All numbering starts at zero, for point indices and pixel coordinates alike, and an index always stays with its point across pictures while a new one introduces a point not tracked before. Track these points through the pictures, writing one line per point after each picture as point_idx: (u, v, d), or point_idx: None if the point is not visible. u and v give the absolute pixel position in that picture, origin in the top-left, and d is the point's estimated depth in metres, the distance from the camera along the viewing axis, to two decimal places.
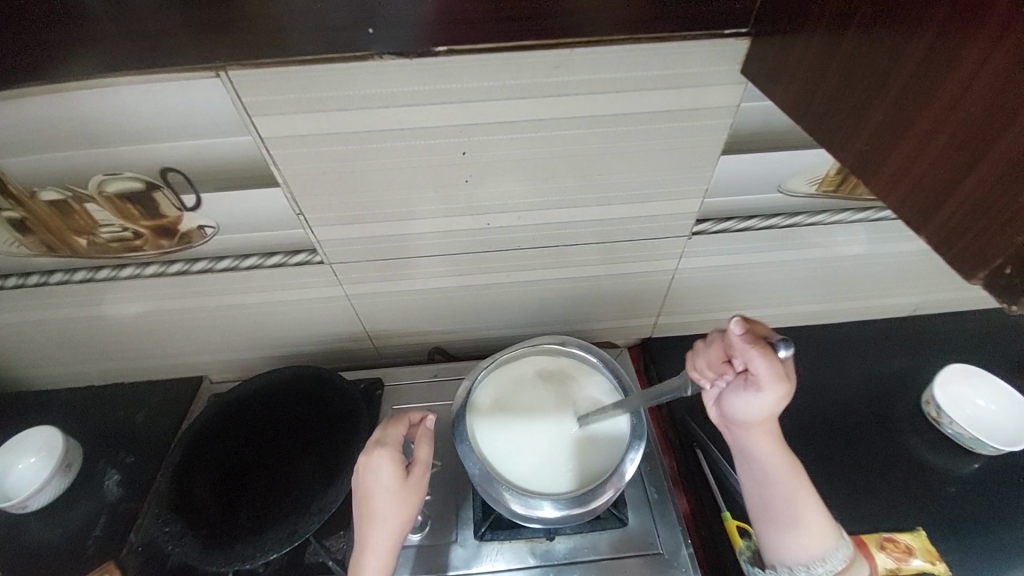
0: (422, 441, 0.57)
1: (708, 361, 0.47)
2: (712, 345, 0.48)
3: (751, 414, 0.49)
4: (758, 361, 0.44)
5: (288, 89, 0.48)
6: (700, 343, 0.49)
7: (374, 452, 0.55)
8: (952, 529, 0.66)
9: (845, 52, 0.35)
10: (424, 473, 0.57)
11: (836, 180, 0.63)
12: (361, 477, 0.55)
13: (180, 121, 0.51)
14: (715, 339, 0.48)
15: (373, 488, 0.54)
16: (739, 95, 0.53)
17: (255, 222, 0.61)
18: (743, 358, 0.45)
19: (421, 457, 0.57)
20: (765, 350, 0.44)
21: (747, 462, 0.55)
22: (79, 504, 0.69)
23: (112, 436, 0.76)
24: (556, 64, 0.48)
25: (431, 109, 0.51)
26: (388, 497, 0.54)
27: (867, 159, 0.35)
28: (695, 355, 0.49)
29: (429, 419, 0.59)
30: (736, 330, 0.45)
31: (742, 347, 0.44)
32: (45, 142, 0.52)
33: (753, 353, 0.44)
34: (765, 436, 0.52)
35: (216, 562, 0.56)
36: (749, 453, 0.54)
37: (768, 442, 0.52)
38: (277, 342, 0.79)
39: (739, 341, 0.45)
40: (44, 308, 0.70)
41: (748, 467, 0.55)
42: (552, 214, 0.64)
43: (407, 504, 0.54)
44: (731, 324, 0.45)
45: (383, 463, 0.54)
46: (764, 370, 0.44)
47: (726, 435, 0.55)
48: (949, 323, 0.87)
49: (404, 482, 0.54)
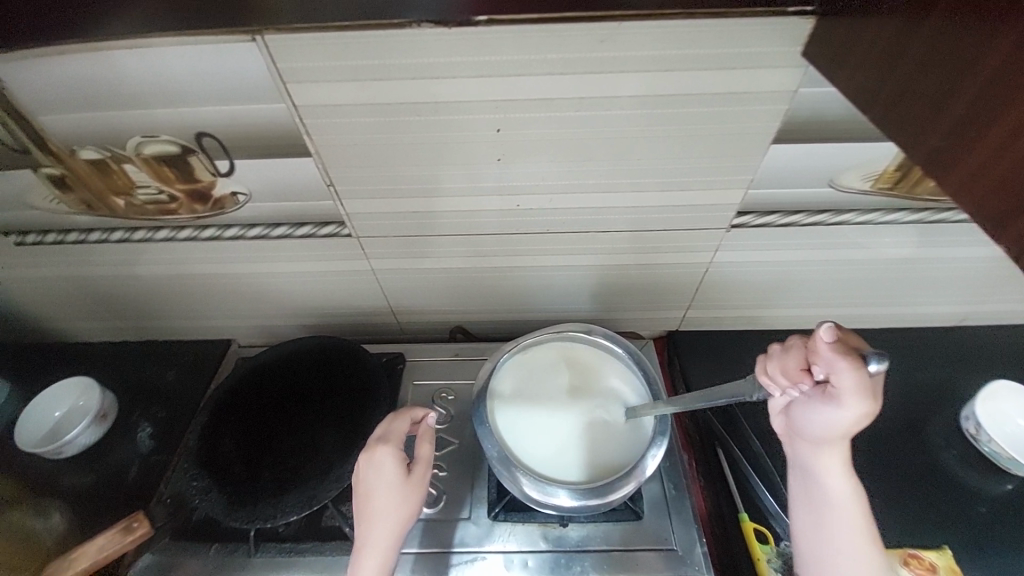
0: (423, 439, 0.58)
1: (785, 368, 0.45)
2: (790, 352, 0.46)
3: (821, 426, 0.48)
4: (845, 372, 0.42)
5: (324, 55, 0.47)
6: (777, 347, 0.47)
7: (377, 448, 0.56)
8: (980, 550, 0.63)
9: (925, 36, 0.32)
10: (424, 472, 0.57)
11: (894, 178, 0.59)
12: (363, 473, 0.56)
13: (215, 85, 0.50)
14: (796, 346, 0.46)
15: (375, 484, 0.55)
16: (798, 79, 0.49)
17: (285, 192, 0.61)
18: (828, 367, 0.43)
19: (422, 455, 0.57)
20: (856, 363, 0.42)
21: (805, 477, 0.53)
22: (113, 453, 0.73)
23: (144, 391, 0.79)
24: (602, 38, 0.46)
25: (468, 81, 0.49)
26: (389, 494, 0.54)
27: (939, 160, 0.32)
28: (769, 360, 0.46)
29: (432, 417, 0.60)
30: (827, 337, 0.43)
31: (829, 356, 0.43)
32: (84, 101, 0.52)
33: (841, 363, 0.42)
34: (829, 451, 0.50)
35: (239, 519, 0.58)
36: (809, 468, 0.52)
37: (831, 459, 0.51)
38: (302, 311, 0.80)
39: (827, 349, 0.43)
40: (83, 265, 0.72)
41: (802, 481, 0.54)
42: (584, 198, 0.61)
43: (408, 502, 0.55)
44: (820, 329, 0.43)
45: (384, 460, 0.55)
46: (850, 382, 0.43)
47: (785, 444, 0.55)
48: (999, 335, 0.82)
49: (406, 479, 0.56)
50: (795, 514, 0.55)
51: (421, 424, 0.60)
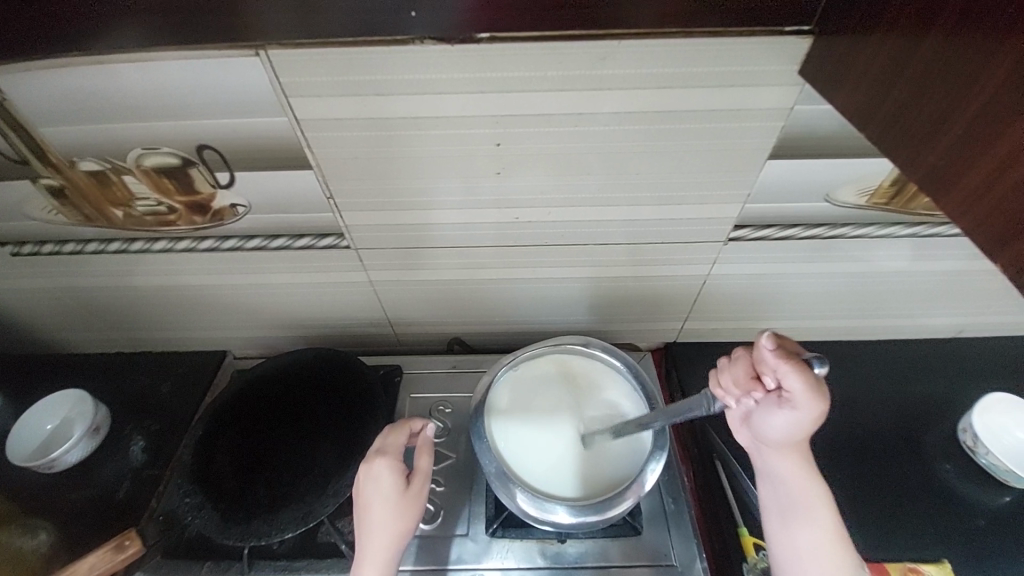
0: (423, 450, 0.58)
1: (735, 379, 0.46)
2: (738, 362, 0.46)
3: (782, 431, 0.48)
4: (792, 375, 0.42)
5: (325, 71, 0.47)
6: (725, 360, 0.48)
7: (374, 460, 0.55)
8: (981, 564, 0.63)
9: (921, 59, 0.33)
10: (423, 483, 0.57)
11: (888, 193, 0.60)
12: (361, 487, 0.55)
13: (217, 98, 0.50)
14: (742, 357, 0.46)
15: (373, 496, 0.54)
16: (793, 97, 0.50)
17: (284, 204, 0.61)
18: (775, 374, 0.43)
19: (422, 466, 0.57)
20: (800, 366, 0.42)
21: (772, 483, 0.53)
22: (104, 468, 0.71)
23: (137, 403, 0.78)
24: (601, 56, 0.46)
25: (467, 98, 0.49)
26: (387, 506, 0.54)
27: (939, 177, 0.33)
28: (720, 372, 0.47)
29: (429, 429, 0.59)
30: (767, 345, 0.43)
31: (773, 362, 0.42)
32: (86, 113, 0.52)
33: (786, 367, 0.42)
34: (790, 454, 0.51)
35: (233, 536, 0.57)
36: (776, 474, 0.52)
37: (795, 463, 0.51)
38: (299, 322, 0.79)
39: (770, 356, 0.42)
40: (79, 275, 0.72)
41: (770, 489, 0.53)
42: (582, 212, 0.62)
43: (408, 512, 0.55)
44: (761, 338, 0.43)
45: (382, 473, 0.55)
46: (798, 386, 0.42)
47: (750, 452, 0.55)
48: (993, 347, 0.83)
49: (405, 491, 0.55)
50: (767, 523, 0.54)
51: (419, 437, 0.59)
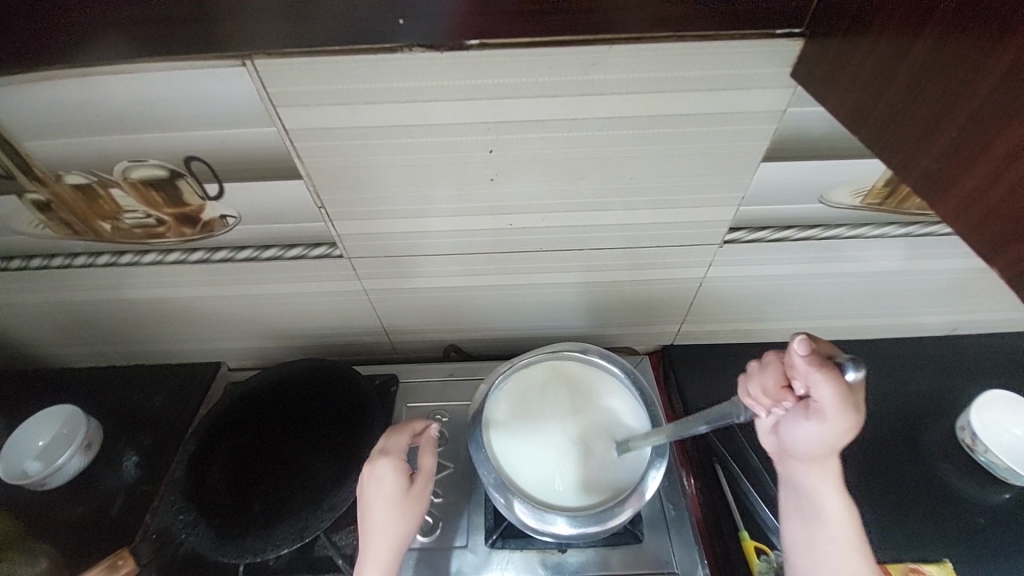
0: (425, 450, 0.57)
1: (765, 386, 0.45)
2: (769, 368, 0.45)
3: (810, 437, 0.47)
4: (822, 384, 0.41)
5: (313, 79, 0.46)
6: (755, 365, 0.46)
7: (377, 459, 0.55)
8: (984, 564, 0.62)
9: (914, 61, 0.33)
10: (426, 484, 0.56)
11: (883, 193, 0.59)
12: (365, 485, 0.55)
13: (203, 108, 0.49)
14: (772, 362, 0.45)
15: (376, 498, 0.53)
16: (786, 99, 0.49)
17: (274, 214, 0.60)
18: (805, 381, 0.42)
19: (424, 467, 0.56)
20: (832, 373, 0.41)
21: (796, 490, 0.53)
22: (96, 484, 0.70)
23: (129, 418, 0.76)
24: (592, 62, 0.46)
25: (457, 105, 0.49)
26: (390, 506, 0.53)
27: (934, 180, 0.32)
28: (750, 379, 0.46)
29: (433, 428, 0.59)
30: (799, 350, 0.41)
31: (804, 370, 0.41)
32: (70, 126, 0.51)
33: (816, 376, 0.41)
34: (820, 465, 0.50)
35: (228, 553, 0.56)
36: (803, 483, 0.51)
37: (825, 474, 0.51)
38: (293, 332, 0.79)
39: (801, 362, 0.41)
40: (68, 290, 0.71)
41: (794, 495, 0.53)
42: (576, 217, 0.61)
43: (410, 514, 0.54)
44: (795, 342, 0.41)
45: (385, 472, 0.54)
46: (829, 394, 0.41)
47: (779, 462, 0.54)
48: (989, 344, 0.83)
49: (407, 492, 0.54)
50: (787, 529, 0.54)
51: (423, 436, 0.59)
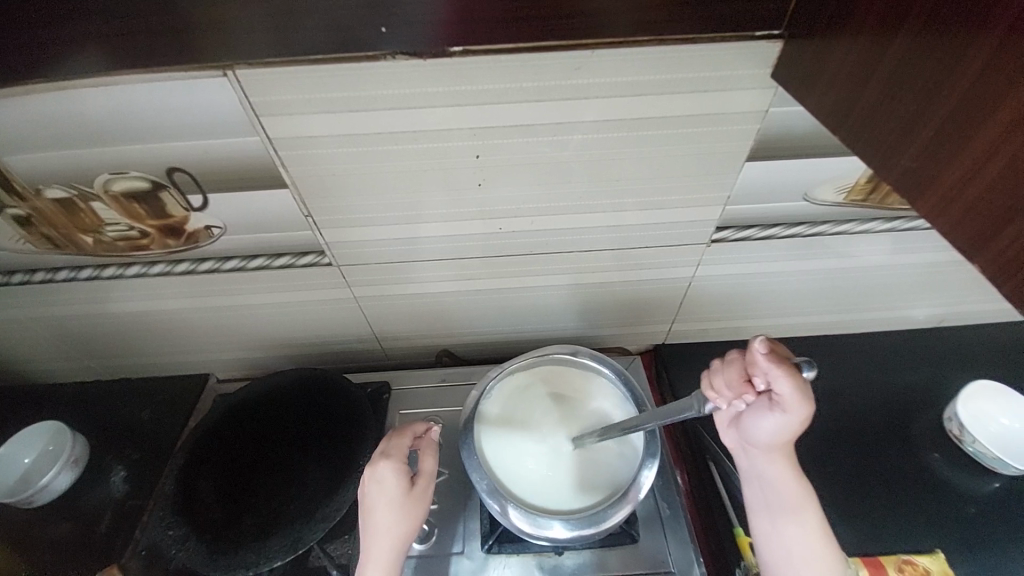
0: (427, 451, 0.57)
1: (728, 380, 0.45)
2: (731, 364, 0.46)
3: (771, 432, 0.49)
4: (782, 379, 0.44)
5: (296, 88, 0.46)
6: (717, 362, 0.48)
7: (377, 463, 0.54)
8: (973, 553, 0.63)
9: (892, 59, 0.33)
10: (427, 486, 0.56)
11: (864, 191, 0.61)
12: (365, 488, 0.54)
13: (185, 119, 0.49)
14: (735, 358, 0.47)
15: (376, 501, 0.53)
16: (768, 99, 0.50)
17: (261, 224, 0.60)
18: (766, 377, 0.44)
19: (424, 470, 0.56)
20: (789, 370, 0.44)
21: (758, 486, 0.53)
22: (84, 501, 0.69)
23: (116, 433, 0.75)
24: (576, 66, 0.46)
25: (443, 111, 0.49)
26: (390, 509, 0.53)
27: (914, 177, 0.33)
28: (712, 375, 0.47)
29: (435, 431, 0.59)
30: (760, 348, 0.44)
31: (766, 365, 0.44)
32: (48, 140, 0.50)
33: (776, 371, 0.44)
34: (778, 457, 0.52)
35: (219, 568, 0.56)
36: (763, 476, 0.53)
37: (784, 465, 0.52)
38: (283, 342, 0.78)
39: (762, 359, 0.44)
40: (51, 304, 0.70)
41: (757, 492, 0.54)
42: (564, 220, 0.62)
43: (411, 517, 0.54)
44: (755, 341, 0.45)
45: (385, 475, 0.54)
46: (787, 390, 0.44)
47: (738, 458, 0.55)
48: (974, 335, 0.84)
49: (409, 493, 0.54)
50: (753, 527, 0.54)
51: (423, 439, 0.59)
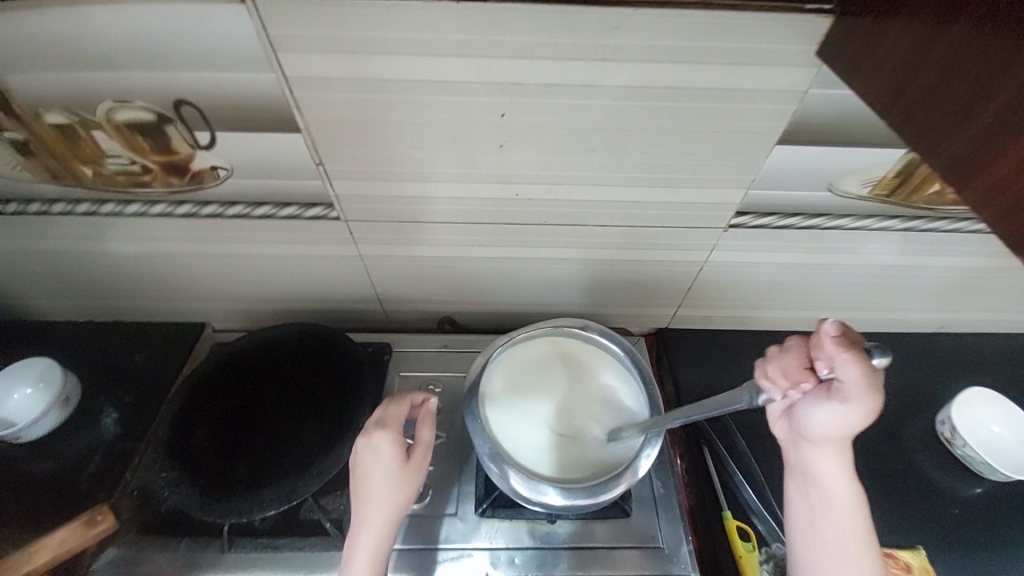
0: (425, 422, 0.56)
1: (786, 367, 0.45)
2: (789, 352, 0.46)
3: (827, 422, 0.48)
4: (849, 366, 0.43)
5: (319, 24, 0.43)
6: (775, 350, 0.47)
7: (374, 432, 0.54)
8: (951, 551, 0.65)
9: (949, 42, 0.31)
10: (423, 455, 0.56)
11: (892, 184, 0.60)
12: (360, 456, 0.54)
13: (198, 48, 0.46)
14: (795, 345, 0.46)
15: (371, 468, 0.53)
16: (809, 79, 0.48)
17: (269, 168, 0.57)
18: (831, 364, 0.43)
19: (422, 439, 0.56)
20: (858, 355, 0.42)
21: (804, 479, 0.53)
22: (74, 439, 0.68)
23: (109, 374, 0.74)
24: (615, 24, 0.44)
25: (472, 62, 0.46)
26: (386, 477, 0.53)
27: (961, 166, 0.32)
28: (769, 362, 0.46)
29: (432, 402, 0.58)
30: (830, 332, 0.43)
31: (832, 351, 0.43)
32: (51, 59, 0.47)
33: (844, 357, 0.42)
34: (831, 452, 0.51)
35: (211, 513, 0.55)
36: (812, 470, 0.52)
37: (836, 461, 0.51)
38: (284, 296, 0.77)
39: (828, 343, 0.43)
40: (46, 238, 0.67)
41: (802, 485, 0.54)
42: (582, 191, 0.60)
43: (406, 484, 0.53)
44: (823, 325, 0.44)
45: (382, 444, 0.53)
46: (853, 377, 0.43)
47: (788, 450, 0.55)
48: (974, 342, 0.85)
49: (405, 463, 0.54)
50: (792, 515, 0.54)
51: (421, 409, 0.58)
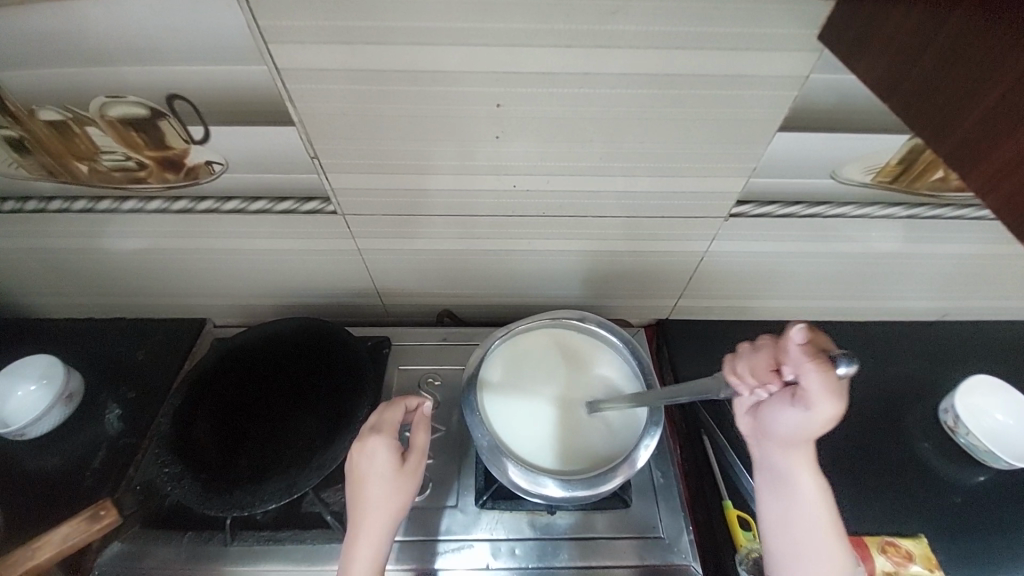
0: (420, 426, 0.56)
1: (753, 367, 0.45)
2: (761, 351, 0.45)
3: (793, 425, 0.48)
4: (812, 376, 0.41)
5: (310, 13, 0.43)
6: (748, 347, 0.47)
7: (367, 438, 0.54)
8: (952, 538, 0.65)
9: (957, 21, 0.30)
10: (419, 461, 0.56)
11: (895, 171, 0.59)
12: (355, 462, 0.54)
13: (189, 42, 0.46)
14: (767, 345, 0.45)
15: (366, 474, 0.53)
16: (811, 64, 0.47)
17: (264, 162, 0.57)
18: (795, 371, 0.42)
19: (417, 442, 0.56)
20: (823, 364, 0.40)
21: (772, 476, 0.53)
22: (78, 435, 0.69)
23: (111, 371, 0.74)
24: (611, 10, 0.43)
25: (466, 51, 0.46)
26: (380, 483, 0.53)
27: (967, 150, 0.31)
28: (739, 359, 0.46)
29: (427, 406, 0.58)
30: (797, 338, 0.42)
31: (797, 357, 0.41)
32: (42, 54, 0.47)
33: (807, 366, 0.41)
34: (797, 453, 0.51)
35: (213, 507, 0.55)
36: (779, 467, 0.52)
37: (802, 462, 0.51)
38: (283, 291, 0.76)
39: (795, 350, 0.42)
40: (44, 236, 0.67)
41: (769, 481, 0.54)
42: (580, 181, 0.59)
43: (402, 489, 0.53)
44: (792, 330, 0.42)
45: (376, 450, 0.54)
46: (816, 386, 0.41)
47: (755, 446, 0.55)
48: (979, 329, 0.84)
49: (399, 468, 0.54)
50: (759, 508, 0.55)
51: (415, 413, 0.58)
